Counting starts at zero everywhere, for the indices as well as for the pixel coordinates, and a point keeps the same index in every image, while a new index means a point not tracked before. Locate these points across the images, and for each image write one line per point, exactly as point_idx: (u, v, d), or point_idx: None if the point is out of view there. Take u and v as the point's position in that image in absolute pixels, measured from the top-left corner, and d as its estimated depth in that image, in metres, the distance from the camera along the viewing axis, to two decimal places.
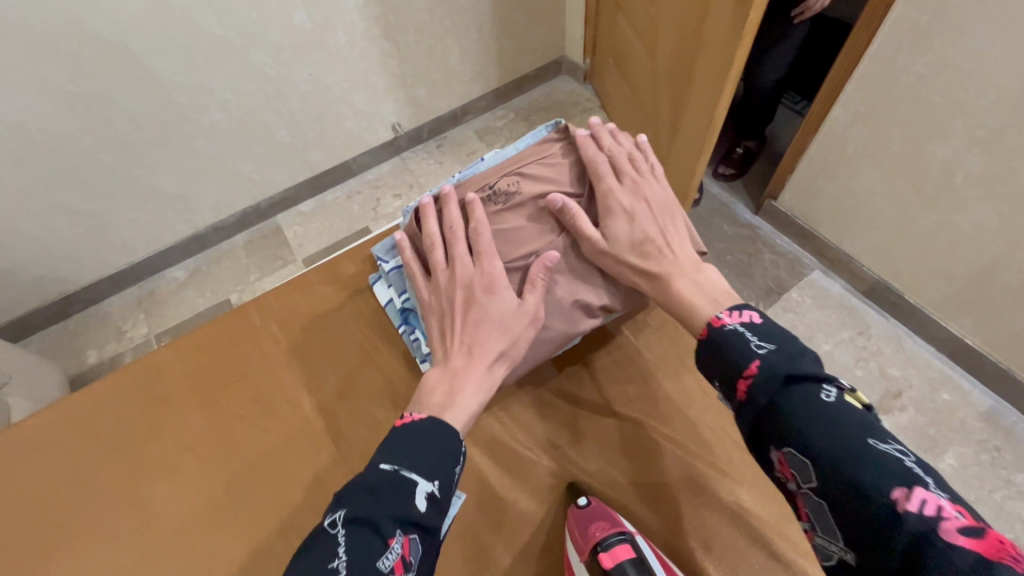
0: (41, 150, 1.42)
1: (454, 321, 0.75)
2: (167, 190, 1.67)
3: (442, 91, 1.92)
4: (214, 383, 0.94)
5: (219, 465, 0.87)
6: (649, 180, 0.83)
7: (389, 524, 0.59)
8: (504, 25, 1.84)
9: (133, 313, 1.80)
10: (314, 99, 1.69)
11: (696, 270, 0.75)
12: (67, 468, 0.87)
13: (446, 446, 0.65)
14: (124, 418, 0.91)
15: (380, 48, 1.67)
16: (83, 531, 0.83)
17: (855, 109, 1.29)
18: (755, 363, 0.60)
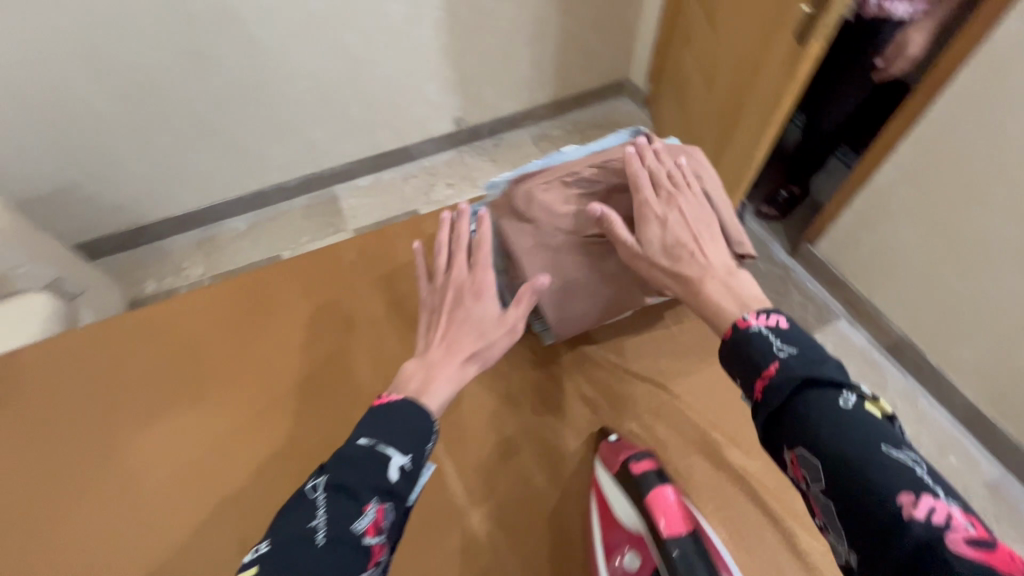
0: (143, 95, 1.55)
1: (442, 317, 0.84)
2: (243, 147, 1.80)
3: (508, 94, 2.03)
4: (237, 333, 1.04)
5: (262, 407, 0.98)
6: (688, 196, 0.88)
7: (366, 492, 0.65)
8: (576, 41, 1.94)
9: (194, 254, 1.94)
10: (391, 84, 1.81)
11: (724, 274, 0.80)
12: (137, 378, 1.00)
13: (414, 423, 0.72)
14: (150, 354, 1.01)
15: (459, 47, 1.78)
16: (142, 436, 0.95)
17: (904, 170, 1.34)
18: (774, 365, 0.66)
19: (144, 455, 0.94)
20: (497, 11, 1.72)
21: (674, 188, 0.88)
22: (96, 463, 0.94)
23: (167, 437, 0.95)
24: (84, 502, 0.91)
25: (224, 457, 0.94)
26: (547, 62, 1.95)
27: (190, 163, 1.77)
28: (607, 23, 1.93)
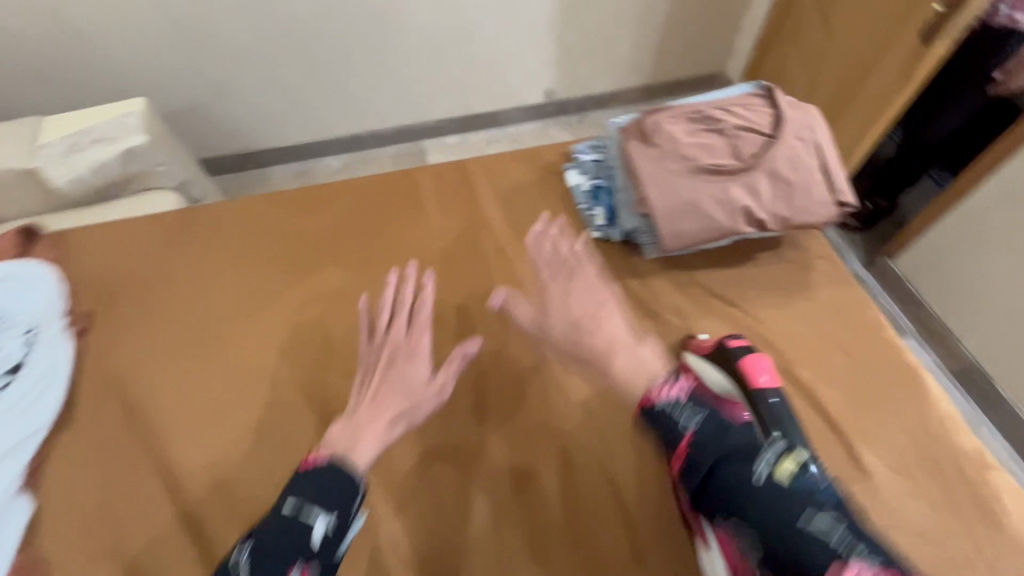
0: (276, 31, 1.68)
1: (374, 376, 0.87)
2: (352, 92, 1.93)
3: (599, 74, 2.07)
4: (262, 260, 1.04)
5: (349, 312, 0.97)
6: (591, 282, 0.90)
7: (292, 556, 0.70)
8: (676, 28, 1.95)
9: (293, 184, 2.10)
10: (497, 48, 1.89)
11: (631, 351, 0.84)
12: (247, 270, 1.03)
13: (336, 480, 0.75)
14: (188, 272, 1.03)
15: (566, 21, 1.84)
16: (247, 322, 0.99)
17: (1009, 187, 1.30)
18: (689, 434, 0.73)
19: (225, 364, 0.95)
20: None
21: (660, 170, 0.92)
22: (192, 341, 0.98)
23: (256, 327, 0.98)
24: (195, 379, 0.94)
25: (313, 353, 0.95)
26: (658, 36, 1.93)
27: (307, 103, 1.92)
28: (710, 12, 1.92)
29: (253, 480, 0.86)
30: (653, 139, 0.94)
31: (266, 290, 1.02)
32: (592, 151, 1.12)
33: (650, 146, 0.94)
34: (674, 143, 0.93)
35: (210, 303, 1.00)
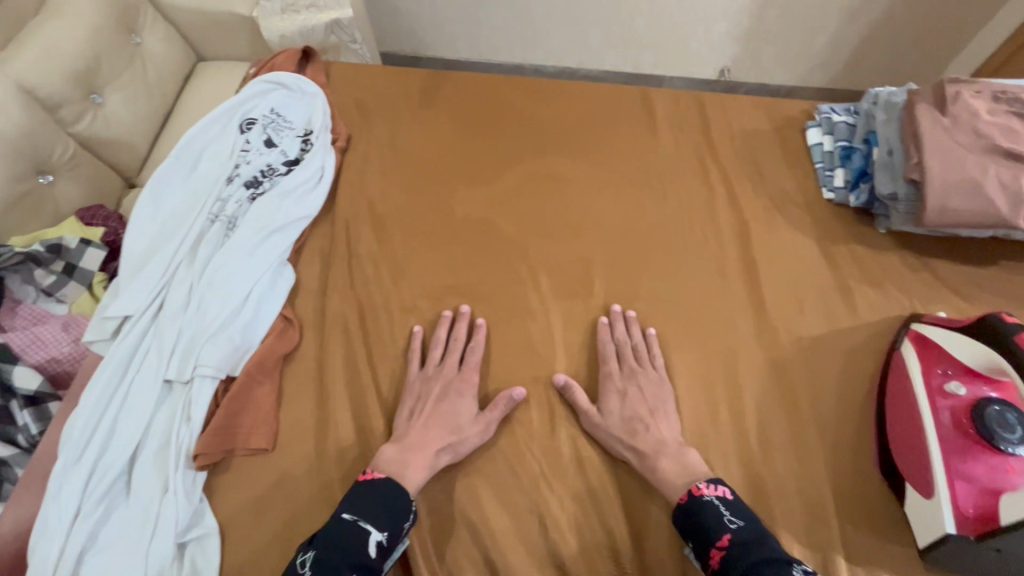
0: None
1: (417, 410, 0.57)
2: (549, 45, 1.70)
3: (782, 64, 1.67)
4: (471, 107, 0.76)
5: (567, 187, 0.70)
6: (640, 374, 0.60)
7: (348, 566, 0.46)
8: (920, 19, 1.49)
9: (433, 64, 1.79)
10: (685, 12, 1.55)
11: (674, 451, 0.56)
12: (442, 124, 0.74)
13: (389, 496, 0.51)
14: (410, 122, 0.74)
15: (766, 13, 1.53)
16: (414, 161, 0.71)
17: None
18: (726, 537, 0.49)
19: (388, 209, 0.68)
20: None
21: (966, 151, 0.59)
22: (403, 182, 0.70)
23: (470, 175, 0.70)
24: (354, 215, 0.68)
25: (550, 215, 0.68)
26: (932, 72, 1.62)
27: (495, 36, 1.69)
28: (947, 25, 1.49)
29: (356, 397, 0.59)
30: (947, 107, 0.61)
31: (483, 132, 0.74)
32: (845, 112, 0.73)
33: (942, 116, 0.61)
34: (970, 124, 0.60)
35: (441, 166, 0.71)
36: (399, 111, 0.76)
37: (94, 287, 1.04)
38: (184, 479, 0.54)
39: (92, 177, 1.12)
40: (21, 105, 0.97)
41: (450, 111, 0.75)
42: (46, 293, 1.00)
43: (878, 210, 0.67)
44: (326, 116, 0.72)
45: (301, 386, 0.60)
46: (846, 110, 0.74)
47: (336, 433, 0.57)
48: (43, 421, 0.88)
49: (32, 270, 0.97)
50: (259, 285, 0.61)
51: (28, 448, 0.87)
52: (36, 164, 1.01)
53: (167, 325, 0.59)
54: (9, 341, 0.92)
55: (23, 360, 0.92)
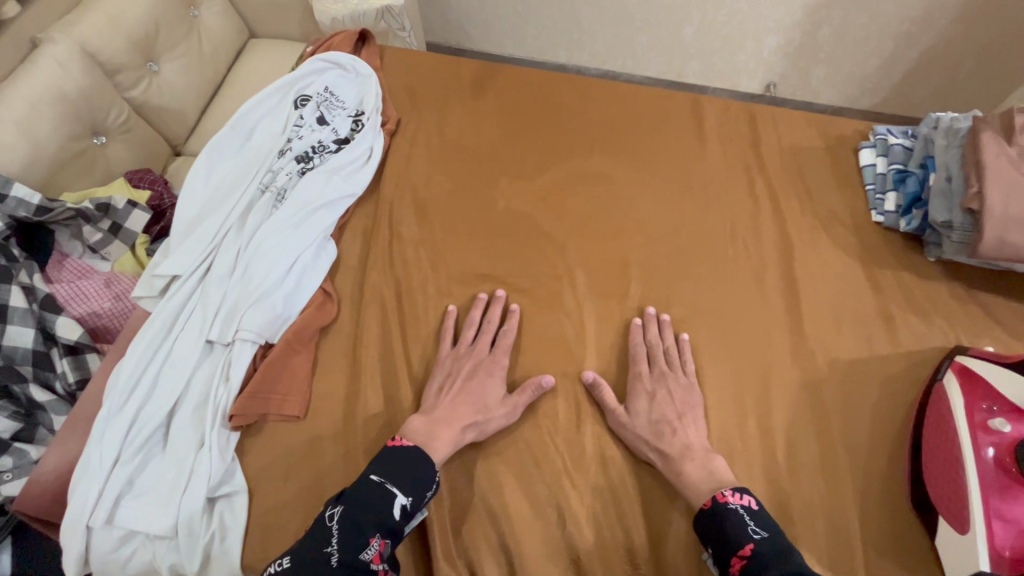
0: None
1: (445, 388, 0.59)
2: (597, 47, 1.74)
3: (828, 83, 1.66)
4: (524, 100, 0.76)
5: (611, 188, 0.71)
6: (670, 377, 0.60)
7: (375, 523, 0.49)
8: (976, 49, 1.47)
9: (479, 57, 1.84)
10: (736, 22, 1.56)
11: (700, 455, 0.56)
12: (494, 114, 0.75)
13: (415, 465, 0.53)
14: (465, 110, 0.75)
15: (817, 30, 1.53)
16: (465, 149, 0.72)
17: None
18: (749, 547, 0.48)
19: (435, 194, 0.69)
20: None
21: None
22: (452, 169, 0.71)
23: (518, 168, 0.71)
24: (402, 196, 0.69)
25: (592, 213, 0.69)
26: (983, 103, 1.60)
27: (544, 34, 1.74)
28: (1004, 57, 1.48)
29: (388, 368, 0.61)
30: (1015, 137, 0.60)
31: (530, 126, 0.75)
32: (901, 135, 0.72)
33: (1007, 146, 0.60)
34: None
35: (490, 155, 0.72)
36: (450, 97, 0.77)
37: (138, 249, 1.11)
38: (219, 438, 0.56)
39: (141, 141, 1.25)
40: (82, 67, 1.10)
41: (505, 103, 0.76)
42: (92, 249, 1.07)
43: (929, 238, 0.67)
44: (378, 99, 0.74)
45: (336, 354, 0.62)
46: (903, 132, 0.74)
47: (365, 401, 0.60)
48: (81, 371, 0.94)
49: (81, 226, 1.04)
50: (304, 257, 0.63)
51: (65, 395, 0.94)
52: (92, 127, 1.14)
53: (214, 288, 0.62)
54: (55, 292, 0.97)
55: (67, 311, 0.97)
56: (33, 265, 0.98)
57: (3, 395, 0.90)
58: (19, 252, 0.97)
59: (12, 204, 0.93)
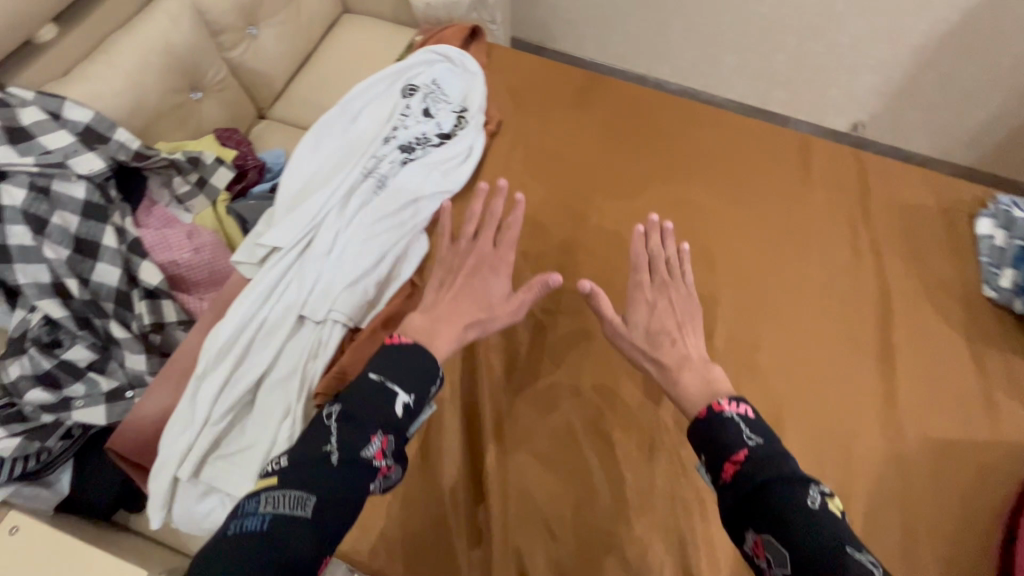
0: None
1: (452, 279, 0.75)
2: (683, 64, 1.90)
3: None
4: (631, 123, 0.93)
5: (683, 212, 0.85)
6: (673, 285, 0.76)
7: (374, 423, 0.60)
8: None
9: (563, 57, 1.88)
10: (819, 60, 1.71)
11: (697, 365, 0.68)
12: (604, 132, 0.91)
13: (415, 363, 0.65)
14: (579, 125, 0.92)
15: None
16: (570, 158, 0.89)
17: None
18: (743, 451, 0.57)
19: (538, 195, 0.86)
20: (1013, 71, 1.54)
21: None
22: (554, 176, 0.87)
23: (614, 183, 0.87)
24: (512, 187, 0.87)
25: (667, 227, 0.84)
26: None
27: (641, 44, 1.89)
28: None
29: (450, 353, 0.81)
30: None
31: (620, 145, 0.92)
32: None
33: None
34: None
35: (595, 167, 0.88)
36: (553, 109, 0.93)
37: (218, 205, 1.15)
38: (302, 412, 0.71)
39: (231, 101, 1.34)
40: (191, 23, 1.21)
41: (619, 125, 0.92)
42: (178, 200, 1.12)
43: None
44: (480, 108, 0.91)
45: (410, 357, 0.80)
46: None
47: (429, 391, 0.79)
48: (156, 315, 0.99)
49: (172, 176, 1.10)
50: (390, 251, 0.80)
51: (138, 335, 0.98)
52: (191, 82, 1.24)
53: (309, 266, 0.77)
54: (142, 237, 1.03)
55: (150, 257, 1.02)
56: (126, 209, 1.03)
57: (84, 325, 0.95)
58: (115, 194, 1.03)
59: (114, 147, 1.01)
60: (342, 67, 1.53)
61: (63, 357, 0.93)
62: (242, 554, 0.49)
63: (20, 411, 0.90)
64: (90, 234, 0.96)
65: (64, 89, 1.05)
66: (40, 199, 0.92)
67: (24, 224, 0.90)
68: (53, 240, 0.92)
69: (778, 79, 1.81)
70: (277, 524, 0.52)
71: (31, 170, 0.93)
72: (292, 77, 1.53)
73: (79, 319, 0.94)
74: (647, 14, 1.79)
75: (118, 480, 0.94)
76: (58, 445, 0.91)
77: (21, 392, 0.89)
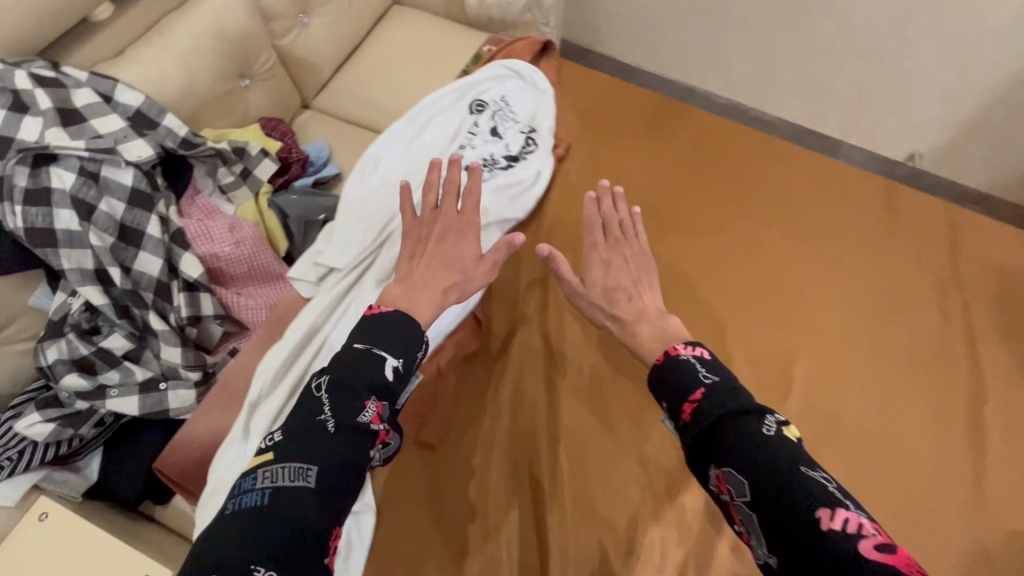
0: None
1: (424, 247, 0.90)
2: (734, 79, 1.82)
3: None
4: (690, 182, 1.22)
5: (719, 254, 1.14)
6: (625, 243, 0.97)
7: (366, 390, 0.66)
8: None
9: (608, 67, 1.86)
10: (881, 85, 1.65)
11: (653, 315, 0.88)
12: (665, 186, 1.21)
13: (393, 325, 0.73)
14: (646, 180, 1.22)
15: None
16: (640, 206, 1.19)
17: None
18: (700, 390, 0.70)
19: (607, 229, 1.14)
20: None
21: None
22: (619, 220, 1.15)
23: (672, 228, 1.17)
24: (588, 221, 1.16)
25: (707, 265, 1.13)
26: None
27: (692, 54, 1.81)
28: None
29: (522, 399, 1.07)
30: None
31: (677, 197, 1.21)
32: None
33: None
34: None
35: (659, 214, 1.18)
36: (625, 163, 1.23)
37: (261, 198, 1.12)
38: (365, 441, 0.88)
39: (279, 89, 1.31)
40: (246, 8, 1.19)
41: (679, 182, 1.22)
42: (221, 190, 1.10)
43: None
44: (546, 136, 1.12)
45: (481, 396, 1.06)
46: None
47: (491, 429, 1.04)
48: (194, 308, 0.98)
49: (217, 165, 1.09)
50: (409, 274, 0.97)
51: (175, 327, 0.97)
52: (240, 68, 1.21)
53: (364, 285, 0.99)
54: (184, 227, 1.02)
55: (192, 249, 1.01)
56: (170, 197, 1.02)
57: (124, 315, 0.94)
58: (161, 182, 1.02)
59: (162, 132, 1.00)
60: (388, 60, 1.50)
61: (101, 345, 0.92)
62: (250, 527, 0.55)
63: (56, 396, 0.90)
64: (136, 222, 0.95)
65: (117, 70, 1.04)
66: (89, 184, 0.91)
67: (73, 210, 0.89)
68: (100, 226, 0.91)
69: (836, 102, 1.74)
70: (278, 496, 0.58)
71: (82, 155, 0.91)
72: (338, 68, 1.51)
73: (119, 307, 0.93)
74: (704, 24, 1.73)
75: (144, 470, 0.93)
76: (90, 432, 0.91)
77: (58, 376, 0.89)
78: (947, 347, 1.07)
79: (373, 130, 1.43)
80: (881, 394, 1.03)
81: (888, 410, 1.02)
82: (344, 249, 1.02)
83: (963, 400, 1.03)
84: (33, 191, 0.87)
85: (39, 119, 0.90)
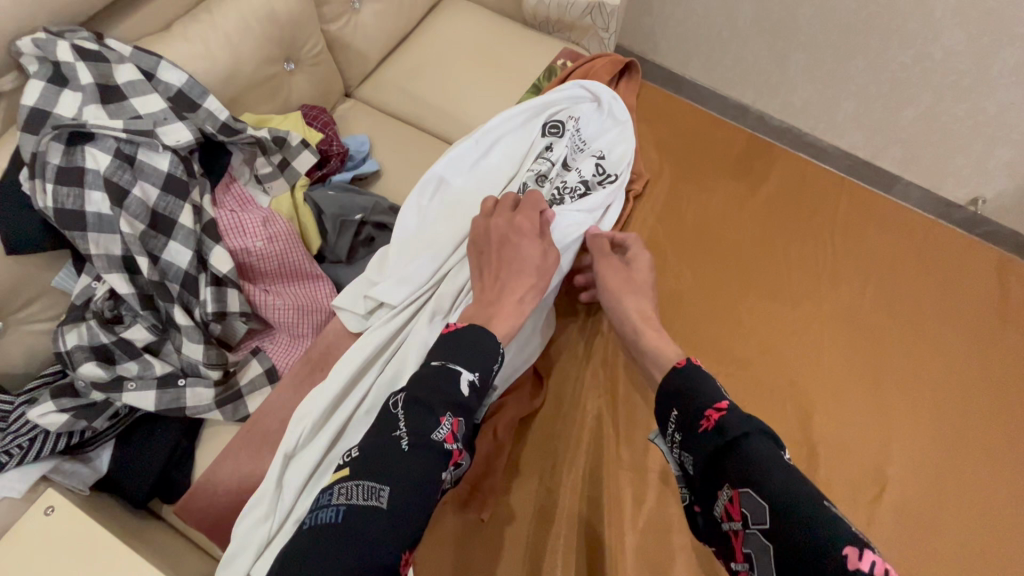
0: None
1: (490, 256, 0.89)
2: (794, 102, 1.73)
3: None
4: (782, 218, 1.22)
5: (797, 293, 1.13)
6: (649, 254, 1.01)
7: (441, 406, 0.65)
8: None
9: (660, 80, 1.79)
10: (954, 125, 1.55)
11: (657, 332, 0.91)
12: (748, 219, 1.21)
13: (474, 338, 0.73)
14: (733, 212, 1.21)
15: None
16: (726, 235, 1.18)
17: None
18: (724, 403, 0.69)
19: (692, 259, 1.14)
20: None
21: None
22: (704, 255, 1.15)
23: (758, 262, 1.15)
24: (678, 248, 1.15)
25: (784, 304, 1.11)
26: None
27: (753, 73, 1.73)
28: None
29: (585, 467, 0.95)
30: None
31: (764, 234, 1.19)
32: None
33: None
34: None
35: (744, 248, 1.17)
36: (706, 194, 1.23)
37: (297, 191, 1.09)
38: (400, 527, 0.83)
39: (323, 78, 1.26)
40: None
41: (763, 217, 1.21)
42: (258, 179, 1.06)
43: None
44: (616, 166, 1.14)
45: (529, 467, 0.95)
46: None
47: (542, 500, 0.92)
48: (220, 304, 0.93)
49: (256, 156, 1.03)
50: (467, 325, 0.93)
51: (199, 323, 0.92)
52: (287, 53, 1.16)
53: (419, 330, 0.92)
54: (218, 218, 0.98)
55: (222, 241, 0.97)
56: (205, 184, 0.98)
57: (147, 306, 0.90)
58: (198, 169, 0.97)
59: (202, 115, 0.96)
60: (438, 52, 1.43)
61: (122, 335, 0.88)
62: (325, 540, 0.55)
63: (72, 384, 0.85)
64: (167, 210, 0.90)
65: (161, 45, 0.99)
66: (124, 167, 0.87)
67: (104, 192, 0.84)
68: (131, 212, 0.86)
69: (904, 137, 1.63)
70: (349, 515, 0.57)
71: (119, 136, 0.87)
72: (385, 58, 1.45)
73: (143, 297, 0.89)
74: (770, 42, 1.64)
75: (155, 468, 0.89)
76: (103, 425, 0.86)
77: (75, 364, 0.84)
78: (984, 421, 1.05)
79: (417, 126, 1.38)
80: (908, 459, 1.00)
81: (919, 480, 0.98)
82: (396, 285, 0.96)
83: (989, 473, 1.00)
84: (66, 169, 0.83)
85: (79, 94, 0.86)
